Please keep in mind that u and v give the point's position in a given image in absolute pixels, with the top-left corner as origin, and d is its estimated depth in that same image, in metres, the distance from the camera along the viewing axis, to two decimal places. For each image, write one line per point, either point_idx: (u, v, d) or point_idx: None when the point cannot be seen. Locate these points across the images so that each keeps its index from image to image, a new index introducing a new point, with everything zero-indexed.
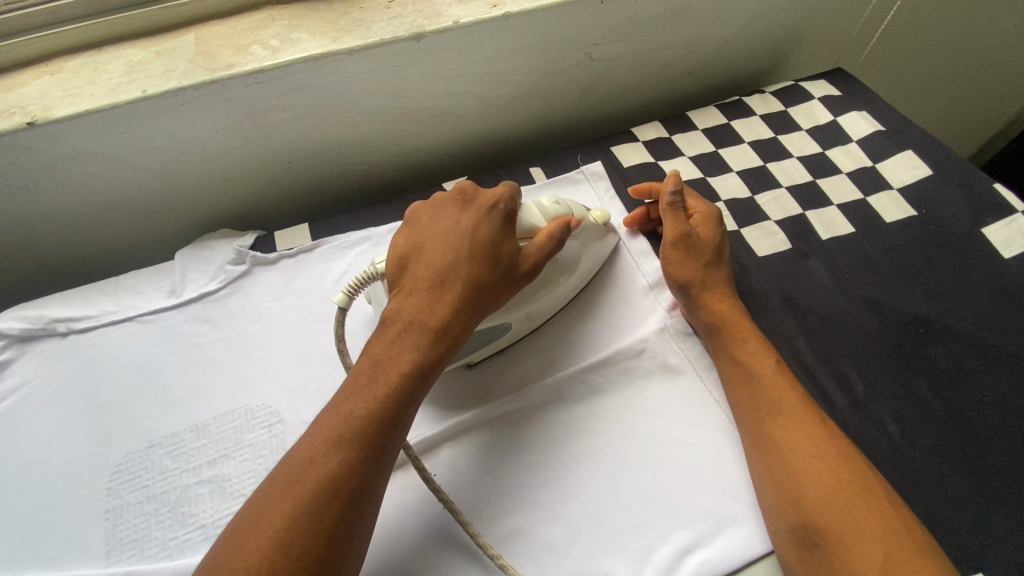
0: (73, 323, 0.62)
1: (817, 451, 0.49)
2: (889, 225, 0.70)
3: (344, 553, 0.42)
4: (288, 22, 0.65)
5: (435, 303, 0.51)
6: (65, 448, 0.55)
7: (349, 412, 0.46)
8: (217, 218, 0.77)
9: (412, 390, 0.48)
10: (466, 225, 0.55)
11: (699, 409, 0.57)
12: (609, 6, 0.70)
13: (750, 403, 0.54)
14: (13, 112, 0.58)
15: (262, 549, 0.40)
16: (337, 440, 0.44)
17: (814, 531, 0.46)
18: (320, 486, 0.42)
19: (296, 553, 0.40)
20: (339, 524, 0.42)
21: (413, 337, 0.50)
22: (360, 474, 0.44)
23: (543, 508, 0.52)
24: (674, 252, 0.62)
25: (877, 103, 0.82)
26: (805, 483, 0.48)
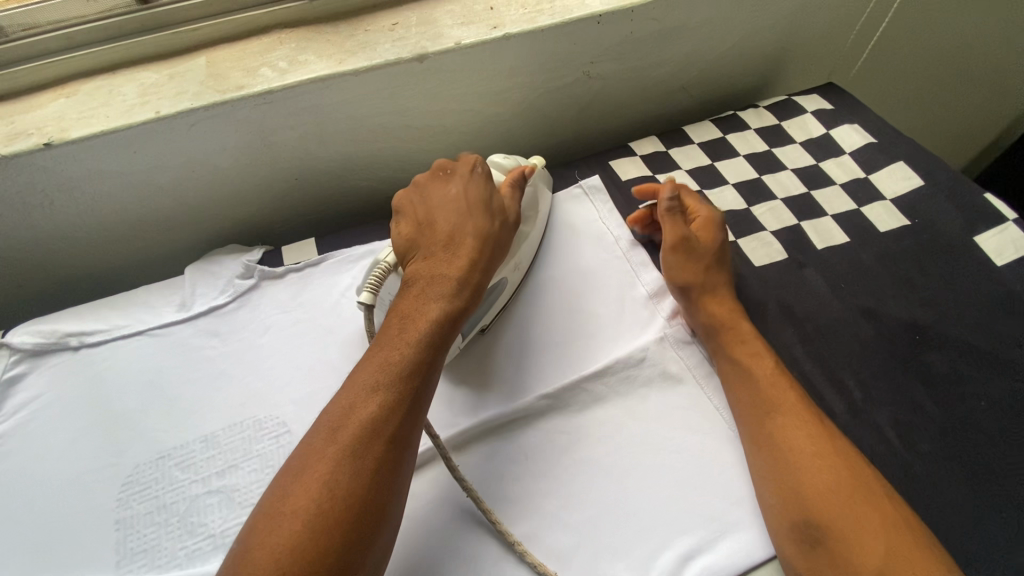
0: (85, 338, 0.64)
1: (817, 449, 0.51)
2: (883, 235, 0.72)
3: (388, 497, 0.44)
4: (296, 45, 0.68)
5: (451, 260, 0.55)
6: (76, 460, 0.56)
7: (382, 362, 0.49)
8: (226, 234, 0.79)
9: (441, 334, 0.51)
10: (462, 190, 0.59)
11: (699, 415, 0.58)
12: (605, 26, 0.72)
13: (752, 403, 0.55)
14: (30, 134, 0.60)
15: (310, 494, 0.42)
16: (374, 388, 0.47)
17: (815, 527, 0.48)
18: (365, 428, 0.45)
19: (345, 491, 0.42)
20: (385, 459, 0.45)
21: (437, 290, 0.53)
22: (399, 413, 0.46)
23: (546, 514, 0.53)
24: (675, 257, 0.65)
25: (869, 116, 0.84)
26: (807, 480, 0.50)
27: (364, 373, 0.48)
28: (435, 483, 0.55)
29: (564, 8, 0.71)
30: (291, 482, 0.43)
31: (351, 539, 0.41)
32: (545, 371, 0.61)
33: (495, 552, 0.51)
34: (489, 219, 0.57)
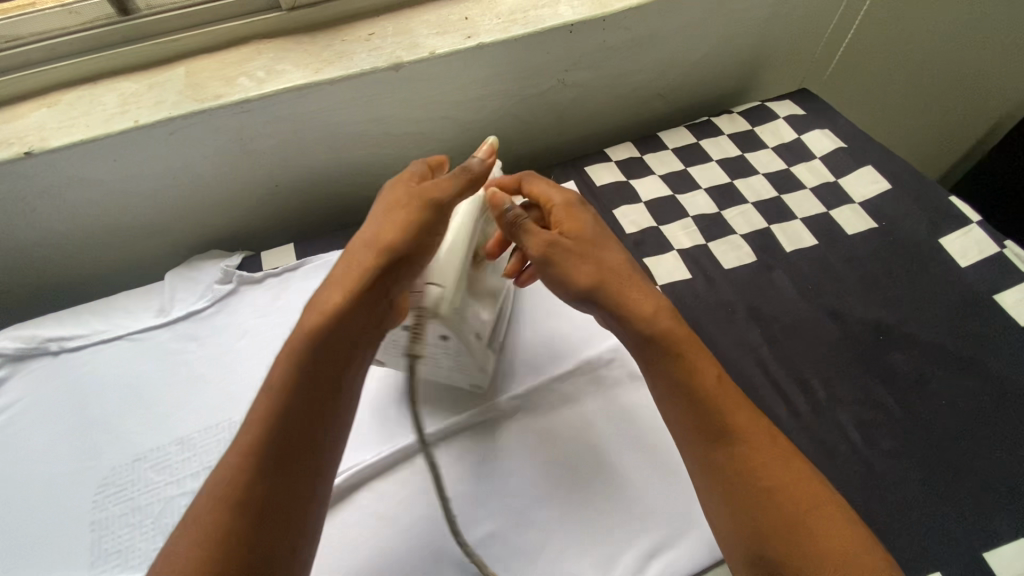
0: (65, 342, 0.65)
1: (774, 481, 0.44)
2: (851, 237, 0.73)
3: (256, 532, 0.39)
4: (274, 55, 0.69)
5: (354, 253, 0.47)
6: (54, 463, 0.57)
7: (292, 345, 0.44)
8: (207, 240, 0.80)
9: (322, 341, 0.44)
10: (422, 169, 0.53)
11: (667, 416, 0.59)
12: (578, 35, 0.74)
13: (703, 429, 0.47)
14: (11, 143, 0.62)
15: (186, 527, 0.39)
16: (254, 412, 0.43)
17: (774, 565, 0.42)
18: (237, 457, 0.41)
19: (217, 525, 0.39)
20: (257, 488, 0.40)
21: (331, 289, 0.46)
22: (272, 438, 0.42)
23: (514, 513, 0.54)
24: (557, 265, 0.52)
25: (840, 121, 0.86)
26: (762, 518, 0.43)
27: (287, 357, 0.44)
28: (405, 483, 0.56)
29: (537, 18, 0.73)
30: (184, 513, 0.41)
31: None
32: (515, 373, 0.62)
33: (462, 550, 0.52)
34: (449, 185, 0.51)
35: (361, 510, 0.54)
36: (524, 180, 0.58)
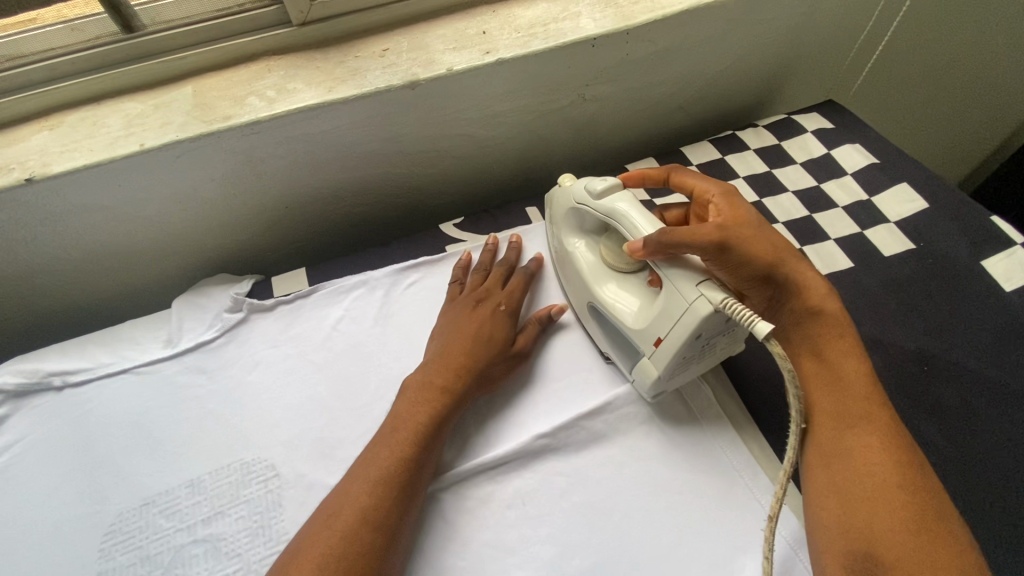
0: (68, 377, 0.62)
1: (900, 478, 0.47)
2: (888, 259, 0.70)
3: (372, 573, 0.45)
4: (284, 73, 0.66)
5: (456, 381, 0.56)
6: (58, 507, 0.55)
7: (388, 448, 0.51)
8: (215, 263, 0.77)
9: (424, 449, 0.52)
10: (465, 305, 0.63)
11: (702, 457, 0.57)
12: (600, 49, 0.71)
13: (831, 415, 0.52)
14: (12, 169, 0.59)
15: (321, 552, 0.44)
16: (375, 479, 0.49)
17: (873, 559, 0.44)
18: (357, 511, 0.47)
19: (347, 555, 0.44)
20: (373, 542, 0.46)
21: (432, 403, 0.55)
22: (386, 503, 0.48)
23: (545, 563, 0.51)
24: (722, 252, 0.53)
25: (870, 135, 0.83)
26: (877, 514, 0.46)
27: (363, 468, 0.50)
28: (430, 529, 0.52)
29: (558, 32, 0.70)
30: (316, 529, 0.46)
31: None
32: (546, 410, 0.60)
33: None
34: (493, 337, 0.60)
35: None
36: (674, 172, 0.64)
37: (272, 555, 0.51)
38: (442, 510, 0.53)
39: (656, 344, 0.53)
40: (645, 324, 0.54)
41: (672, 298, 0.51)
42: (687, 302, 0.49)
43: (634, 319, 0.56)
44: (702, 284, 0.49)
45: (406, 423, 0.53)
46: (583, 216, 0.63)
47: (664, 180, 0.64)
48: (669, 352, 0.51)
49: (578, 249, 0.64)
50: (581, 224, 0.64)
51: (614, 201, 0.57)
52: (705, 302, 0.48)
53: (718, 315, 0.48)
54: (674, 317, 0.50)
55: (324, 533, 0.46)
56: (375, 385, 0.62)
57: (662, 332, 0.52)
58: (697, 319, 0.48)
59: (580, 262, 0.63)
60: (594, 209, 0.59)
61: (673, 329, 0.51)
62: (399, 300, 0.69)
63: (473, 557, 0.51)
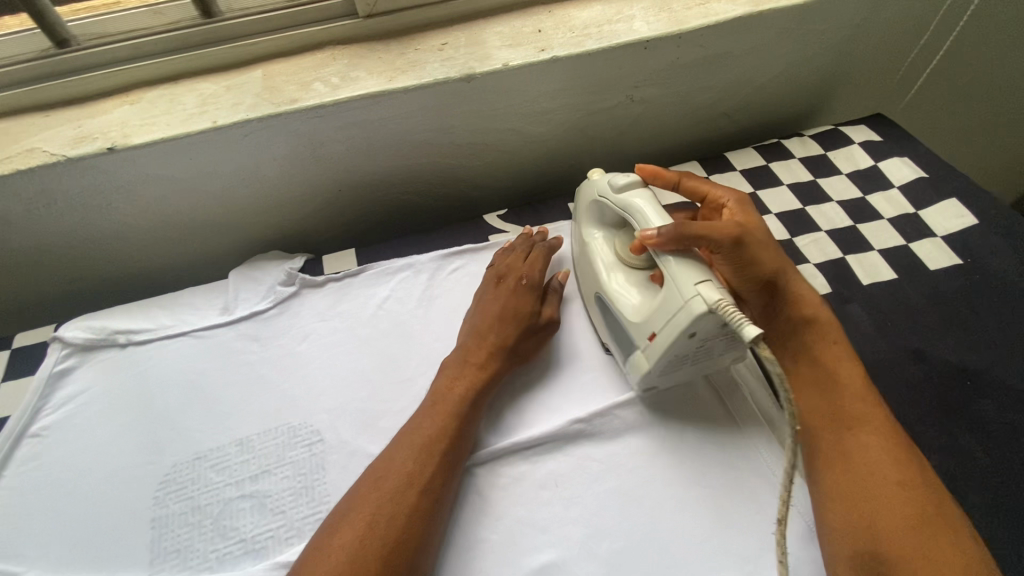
0: (132, 335, 0.66)
1: (901, 476, 0.48)
2: (933, 272, 0.69)
3: (415, 540, 0.46)
4: (348, 62, 0.70)
5: (488, 358, 0.59)
6: (120, 454, 0.58)
7: (424, 427, 0.53)
8: (269, 241, 0.81)
9: (462, 419, 0.54)
10: (497, 285, 0.65)
11: (735, 450, 0.57)
12: (652, 51, 0.73)
13: (830, 416, 0.54)
14: (95, 138, 0.63)
15: (363, 519, 0.46)
16: (423, 446, 0.51)
17: (878, 557, 0.45)
18: (400, 481, 0.49)
19: (387, 521, 0.46)
20: (420, 506, 0.48)
21: (469, 377, 0.57)
22: (433, 471, 0.50)
23: (574, 544, 0.52)
24: (731, 252, 0.55)
25: (919, 150, 0.82)
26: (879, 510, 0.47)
27: (407, 436, 0.53)
28: (465, 500, 0.54)
29: (612, 33, 0.71)
30: (359, 497, 0.48)
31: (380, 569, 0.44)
32: (584, 396, 0.61)
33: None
34: (518, 313, 0.62)
35: None
36: (685, 177, 0.64)
37: (314, 514, 0.54)
38: (477, 483, 0.55)
39: (650, 338, 0.54)
40: (643, 318, 0.55)
41: (671, 295, 0.51)
42: (683, 300, 0.49)
43: (632, 311, 0.57)
44: (702, 283, 0.49)
45: (445, 396, 0.56)
46: (604, 209, 0.65)
47: (675, 185, 0.65)
48: (660, 347, 0.52)
49: (596, 240, 0.65)
50: (601, 217, 0.66)
51: (632, 196, 0.59)
52: (700, 302, 0.48)
53: (715, 319, 0.48)
54: (668, 314, 0.51)
55: (365, 500, 0.48)
56: (416, 362, 0.64)
57: (656, 327, 0.53)
58: (688, 317, 0.48)
59: (597, 253, 0.64)
60: (612, 203, 0.61)
61: (667, 325, 0.51)
62: (442, 284, 0.71)
63: (506, 530, 0.53)
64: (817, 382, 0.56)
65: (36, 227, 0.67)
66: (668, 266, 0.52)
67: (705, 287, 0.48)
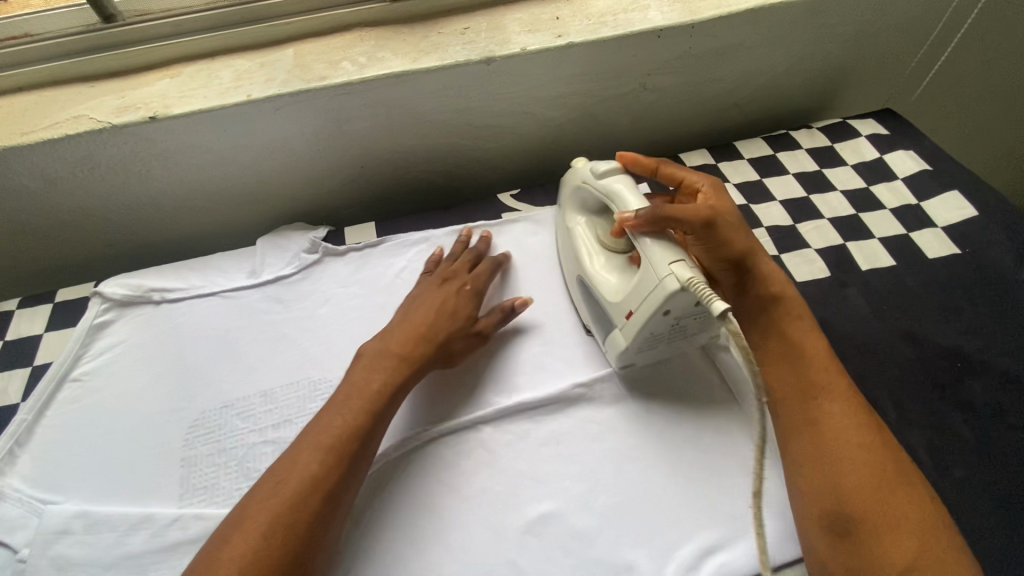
0: (166, 294, 0.71)
1: (863, 438, 0.51)
2: (931, 261, 0.71)
3: (343, 493, 0.50)
4: (374, 43, 0.74)
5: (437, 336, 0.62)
6: (153, 400, 0.63)
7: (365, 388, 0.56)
8: (294, 213, 0.85)
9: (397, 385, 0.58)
10: (446, 280, 0.67)
11: (711, 421, 0.60)
12: (665, 40, 0.76)
13: (797, 386, 0.56)
14: (138, 108, 0.68)
15: (308, 468, 0.49)
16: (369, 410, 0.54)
17: (843, 517, 0.47)
18: (338, 435, 0.52)
19: (318, 471, 0.49)
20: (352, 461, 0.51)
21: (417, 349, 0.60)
22: (368, 431, 0.53)
23: (573, 497, 0.55)
24: (704, 233, 0.58)
25: (925, 144, 0.84)
26: (841, 470, 0.49)
27: (343, 392, 0.56)
28: (472, 454, 0.58)
29: (627, 21, 0.74)
30: (301, 444, 0.52)
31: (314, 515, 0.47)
32: (588, 365, 0.65)
33: (520, 522, 0.54)
34: (457, 313, 0.64)
35: (430, 475, 0.57)
36: (662, 164, 0.67)
37: None
38: (484, 439, 0.59)
39: (628, 316, 0.57)
40: (622, 297, 0.58)
41: (647, 274, 0.54)
42: (658, 278, 0.52)
43: (612, 291, 0.60)
44: (676, 263, 0.52)
45: (394, 356, 0.59)
46: (585, 197, 0.67)
47: (653, 172, 0.67)
48: (637, 325, 0.55)
49: (579, 225, 0.68)
50: (583, 204, 0.69)
51: (612, 182, 0.62)
52: (673, 280, 0.51)
53: (689, 297, 0.51)
54: (645, 292, 0.54)
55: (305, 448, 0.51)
56: None
57: (633, 305, 0.56)
58: (663, 294, 0.51)
59: (580, 238, 0.67)
60: (594, 188, 0.64)
61: (643, 303, 0.54)
62: None
63: (509, 482, 0.56)
64: (779, 353, 0.59)
65: (79, 190, 0.72)
66: (646, 247, 0.55)
67: (680, 266, 0.51)
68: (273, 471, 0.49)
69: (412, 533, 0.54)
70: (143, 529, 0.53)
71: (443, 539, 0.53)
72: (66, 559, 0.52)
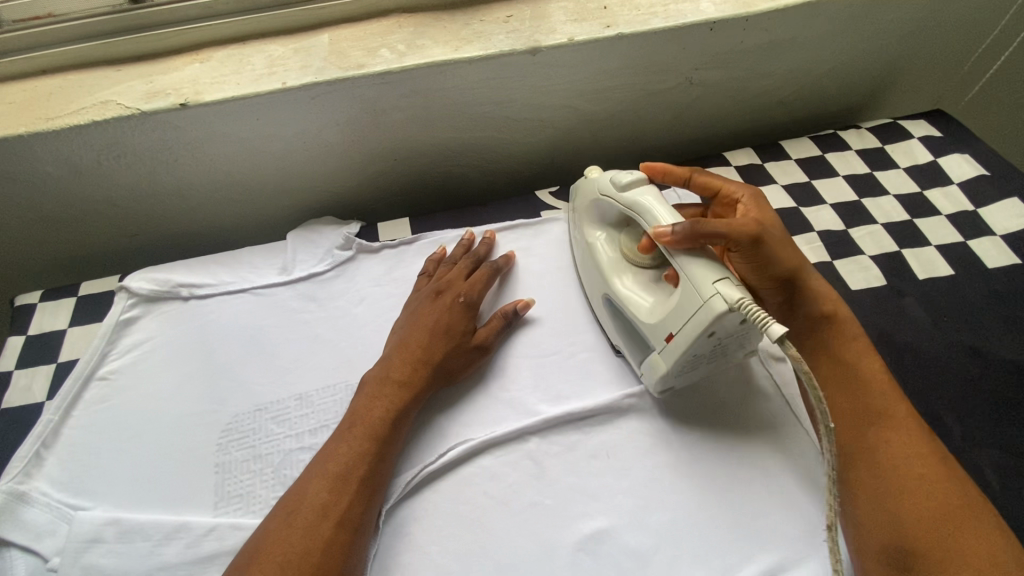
0: (194, 289, 0.68)
1: (924, 469, 0.48)
2: (991, 270, 0.69)
3: (357, 523, 0.48)
4: (413, 30, 0.70)
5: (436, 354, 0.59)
6: (182, 402, 0.60)
7: (370, 412, 0.54)
8: (324, 207, 0.82)
9: (403, 404, 0.56)
10: (439, 296, 0.64)
11: (772, 444, 0.57)
12: (717, 34, 0.72)
13: (852, 412, 0.53)
14: (167, 94, 0.64)
15: (319, 499, 0.48)
16: (372, 435, 0.53)
17: (905, 552, 0.44)
18: (345, 464, 0.51)
19: (322, 503, 0.48)
20: (360, 488, 0.50)
21: (421, 370, 0.58)
22: (371, 457, 0.52)
23: (627, 513, 0.53)
24: (750, 251, 0.55)
25: (981, 147, 0.81)
26: (904, 504, 0.46)
27: (352, 418, 0.54)
28: (517, 467, 0.56)
29: (678, 12, 0.71)
30: (313, 472, 0.50)
31: (326, 546, 0.46)
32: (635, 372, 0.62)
33: (572, 539, 0.52)
34: (451, 331, 0.61)
35: (475, 488, 0.55)
36: (696, 173, 0.61)
37: None
38: (529, 450, 0.57)
39: (667, 339, 0.53)
40: (660, 318, 0.54)
41: (687, 293, 0.50)
42: (702, 300, 0.48)
43: (647, 313, 0.56)
44: (720, 281, 0.48)
45: (405, 375, 0.57)
46: (606, 209, 0.63)
47: (686, 181, 0.61)
48: (678, 348, 0.51)
49: (597, 240, 0.64)
50: (603, 215, 0.64)
51: (639, 194, 0.57)
52: (720, 300, 0.47)
53: (739, 318, 0.47)
54: (687, 315, 0.50)
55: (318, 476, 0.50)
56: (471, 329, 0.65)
57: (674, 327, 0.52)
58: (709, 315, 0.47)
59: (599, 253, 0.63)
60: (617, 200, 0.59)
61: (685, 325, 0.50)
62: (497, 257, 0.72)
63: (559, 496, 0.54)
64: (837, 379, 0.55)
65: (103, 178, 0.69)
66: (686, 264, 0.51)
67: (726, 285, 0.47)
68: (282, 506, 0.48)
69: (458, 548, 0.51)
70: (178, 539, 0.51)
71: (489, 556, 0.51)
72: (98, 568, 0.50)
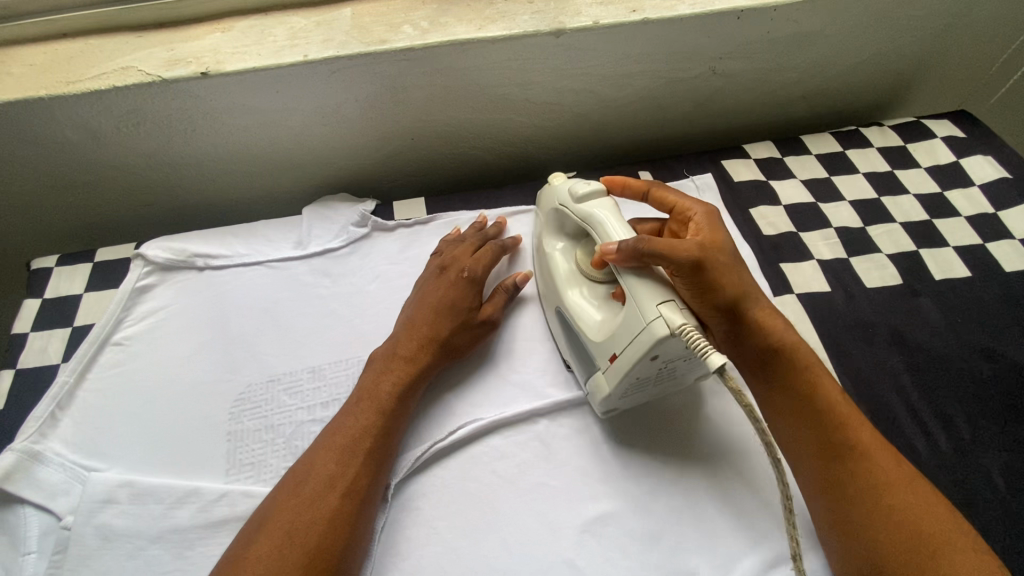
0: (210, 260, 0.68)
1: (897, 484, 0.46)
2: (1009, 274, 0.68)
3: (367, 497, 0.49)
4: (437, 7, 0.69)
5: (443, 331, 0.59)
6: (195, 371, 0.61)
7: (378, 389, 0.55)
8: (340, 183, 0.82)
9: (411, 381, 0.56)
10: (446, 267, 0.64)
11: (708, 469, 0.55)
12: (744, 22, 0.71)
13: (820, 437, 0.49)
14: (188, 62, 0.64)
15: (326, 471, 0.49)
16: (381, 410, 0.53)
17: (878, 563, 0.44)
18: (352, 439, 0.51)
19: (331, 476, 0.48)
20: (369, 463, 0.50)
21: (431, 348, 0.58)
22: (379, 431, 0.52)
23: (633, 497, 0.53)
24: (693, 277, 0.50)
25: (1005, 150, 0.80)
26: (878, 520, 0.45)
27: (360, 394, 0.55)
28: (525, 449, 0.56)
29: None
30: (324, 443, 0.51)
31: (333, 520, 0.46)
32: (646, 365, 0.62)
33: (578, 522, 0.52)
34: (455, 306, 0.61)
35: (486, 468, 0.55)
36: (655, 187, 0.60)
37: None
38: (538, 432, 0.57)
39: (611, 359, 0.52)
40: (606, 337, 0.53)
41: (632, 314, 0.49)
42: (645, 322, 0.48)
43: (595, 331, 0.55)
44: (664, 305, 0.47)
45: (412, 352, 0.57)
46: (564, 219, 0.61)
47: (644, 194, 0.60)
48: (622, 369, 0.50)
49: (556, 251, 0.62)
50: (562, 225, 0.63)
51: (593, 207, 0.57)
52: (662, 324, 0.46)
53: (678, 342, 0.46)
54: (631, 334, 0.49)
55: (329, 448, 0.50)
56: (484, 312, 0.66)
57: (618, 348, 0.51)
58: (651, 339, 0.47)
59: (558, 265, 0.61)
60: (572, 212, 0.58)
61: (628, 347, 0.49)
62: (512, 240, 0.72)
63: (566, 478, 0.55)
64: (795, 414, 0.50)
65: (120, 145, 0.69)
66: (629, 281, 0.50)
67: (670, 312, 0.46)
68: (292, 476, 0.49)
69: (463, 525, 0.52)
70: (190, 503, 0.52)
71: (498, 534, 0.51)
72: (111, 529, 0.50)
